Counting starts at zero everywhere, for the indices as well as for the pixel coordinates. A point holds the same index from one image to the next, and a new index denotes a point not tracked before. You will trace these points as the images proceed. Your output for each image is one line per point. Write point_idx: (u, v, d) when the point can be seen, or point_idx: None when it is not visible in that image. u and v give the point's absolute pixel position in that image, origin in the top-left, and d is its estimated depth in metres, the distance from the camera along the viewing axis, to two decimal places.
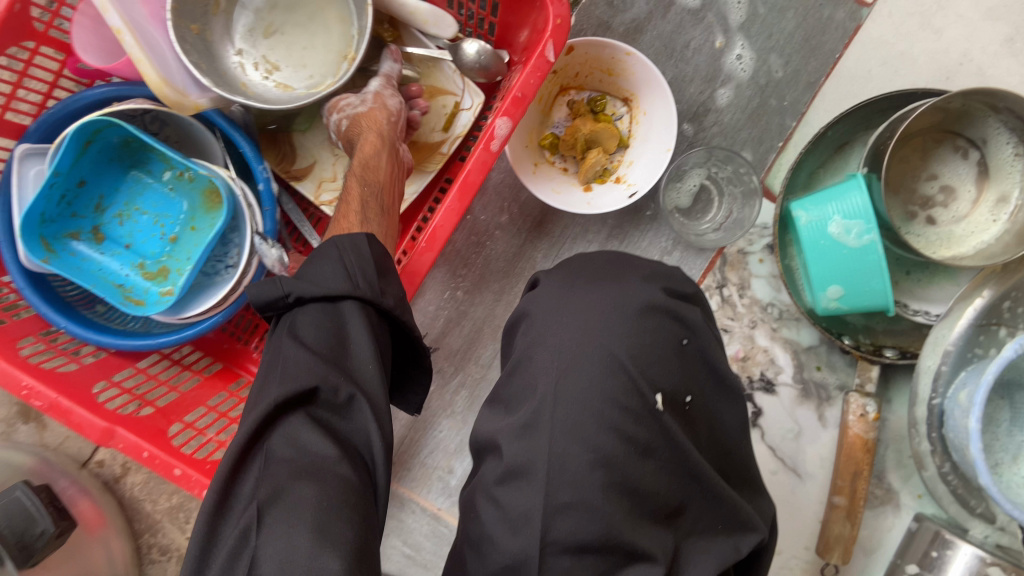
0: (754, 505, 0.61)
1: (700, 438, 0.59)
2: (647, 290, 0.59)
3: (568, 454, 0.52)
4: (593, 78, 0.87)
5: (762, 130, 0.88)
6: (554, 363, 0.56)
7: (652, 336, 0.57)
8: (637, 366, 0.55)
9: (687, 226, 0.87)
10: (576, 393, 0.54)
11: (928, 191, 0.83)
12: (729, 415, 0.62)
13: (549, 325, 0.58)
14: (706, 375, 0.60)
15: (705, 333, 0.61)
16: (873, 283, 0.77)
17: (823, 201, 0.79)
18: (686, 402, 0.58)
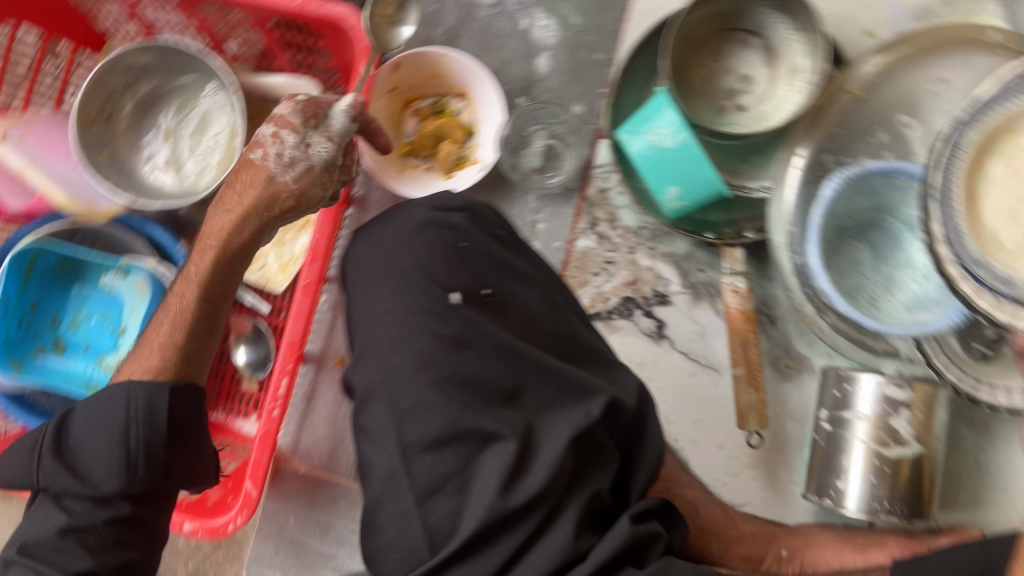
0: (606, 377, 0.71)
1: (516, 324, 0.70)
2: (420, 212, 0.73)
3: (398, 366, 0.65)
4: (425, 85, 0.99)
5: (584, 83, 0.99)
6: (368, 296, 0.70)
7: (428, 252, 0.70)
8: (430, 283, 0.68)
9: (546, 182, 0.98)
10: (382, 313, 0.68)
11: (730, 84, 0.91)
12: (536, 298, 0.72)
13: (364, 272, 0.72)
14: (499, 270, 0.71)
15: (478, 233, 0.72)
16: (702, 174, 0.86)
17: (639, 121, 0.89)
18: (486, 292, 0.70)
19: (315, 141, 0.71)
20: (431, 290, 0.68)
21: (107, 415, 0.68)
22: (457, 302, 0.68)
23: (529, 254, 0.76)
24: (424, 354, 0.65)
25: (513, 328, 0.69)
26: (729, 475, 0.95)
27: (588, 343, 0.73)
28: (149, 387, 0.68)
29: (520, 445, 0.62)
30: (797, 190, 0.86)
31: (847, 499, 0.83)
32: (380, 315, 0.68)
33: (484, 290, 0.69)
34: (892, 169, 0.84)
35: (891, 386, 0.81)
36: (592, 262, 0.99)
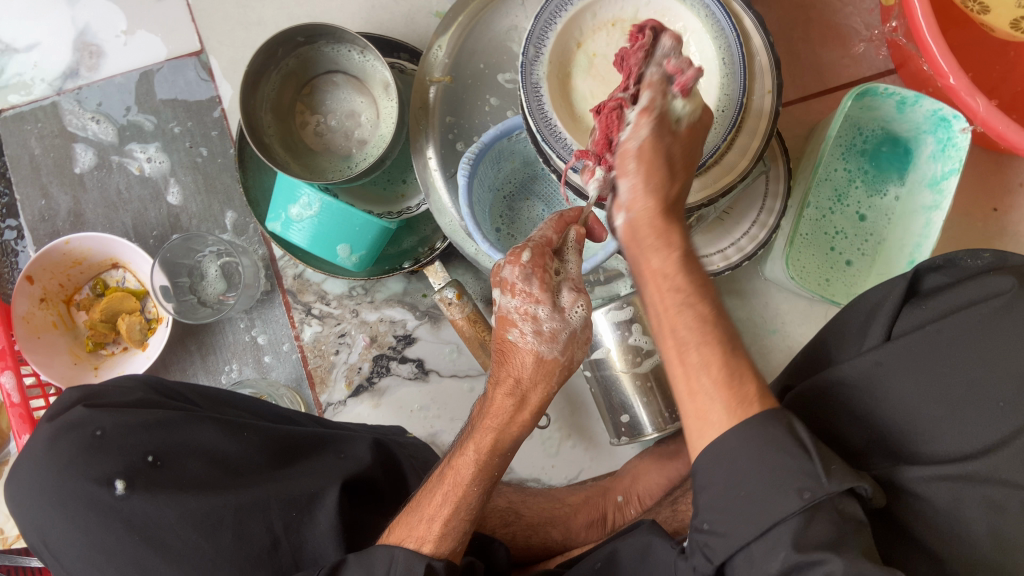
0: (327, 462, 0.68)
1: (199, 470, 0.62)
2: (57, 429, 0.62)
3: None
4: (74, 277, 0.95)
5: (221, 191, 0.96)
6: (38, 532, 0.60)
7: (66, 464, 0.60)
8: (86, 491, 0.58)
9: (244, 300, 0.94)
10: (58, 544, 0.59)
11: (340, 126, 0.91)
12: (211, 431, 0.65)
13: (33, 517, 0.60)
14: (155, 432, 0.62)
15: (107, 412, 0.63)
16: (356, 222, 0.85)
17: (277, 205, 0.86)
18: (151, 460, 0.61)
19: (567, 304, 0.60)
20: (88, 495, 0.58)
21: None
22: (126, 492, 0.58)
23: (189, 393, 0.71)
24: (125, 560, 0.57)
25: (195, 477, 0.61)
26: (552, 456, 0.96)
27: (297, 439, 0.69)
28: (403, 553, 0.56)
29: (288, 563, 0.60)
30: (447, 191, 0.87)
31: (641, 426, 0.85)
32: (70, 559, 0.59)
33: (149, 458, 0.61)
34: (504, 132, 0.82)
35: (611, 311, 0.83)
36: (327, 344, 0.97)
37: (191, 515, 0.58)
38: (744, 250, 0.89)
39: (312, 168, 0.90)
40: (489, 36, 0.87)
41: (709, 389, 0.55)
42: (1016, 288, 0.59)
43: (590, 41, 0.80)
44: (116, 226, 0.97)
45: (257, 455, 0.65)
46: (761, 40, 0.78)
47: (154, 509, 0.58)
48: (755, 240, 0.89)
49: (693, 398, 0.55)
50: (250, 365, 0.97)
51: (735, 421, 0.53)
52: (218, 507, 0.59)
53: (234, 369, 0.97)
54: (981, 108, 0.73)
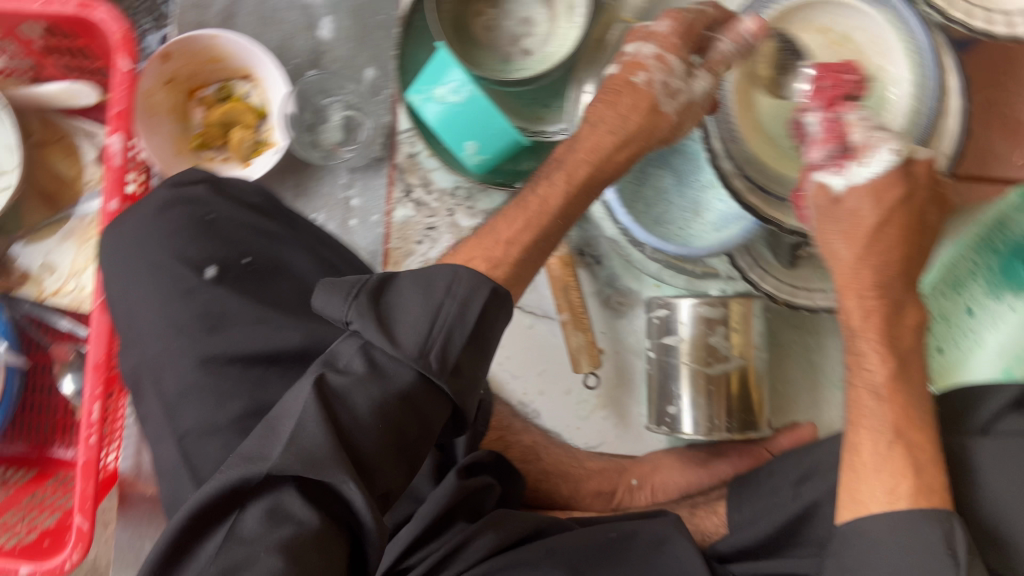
0: None
1: (285, 289, 0.61)
2: (161, 197, 0.63)
3: (166, 360, 0.57)
4: (206, 71, 0.94)
5: (373, 46, 0.95)
6: (120, 288, 0.61)
7: (173, 232, 0.61)
8: (181, 266, 0.59)
9: (348, 155, 0.95)
10: (133, 303, 0.59)
11: (512, 28, 0.89)
12: (304, 260, 0.63)
13: (115, 269, 0.62)
14: (257, 237, 0.63)
15: (225, 201, 0.63)
16: (495, 125, 0.85)
17: (427, 79, 0.86)
18: (245, 261, 0.61)
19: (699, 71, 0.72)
20: (179, 270, 0.59)
21: (405, 291, 0.53)
22: (214, 279, 0.59)
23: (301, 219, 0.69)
24: (185, 347, 0.57)
25: (278, 295, 0.61)
26: (580, 418, 0.96)
27: None
28: (467, 272, 0.53)
29: None
30: None
31: (681, 423, 0.84)
32: (138, 319, 0.59)
33: (244, 259, 0.61)
34: None
35: (703, 306, 0.82)
36: (413, 231, 0.96)
37: (263, 321, 0.58)
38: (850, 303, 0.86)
39: (469, 58, 0.88)
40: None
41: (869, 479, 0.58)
42: None
43: (793, 38, 0.78)
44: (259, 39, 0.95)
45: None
46: (959, 103, 0.72)
47: (235, 302, 0.58)
48: None
49: (853, 487, 0.59)
50: (335, 222, 0.96)
51: (896, 511, 0.55)
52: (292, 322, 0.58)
53: (319, 220, 0.96)
54: None
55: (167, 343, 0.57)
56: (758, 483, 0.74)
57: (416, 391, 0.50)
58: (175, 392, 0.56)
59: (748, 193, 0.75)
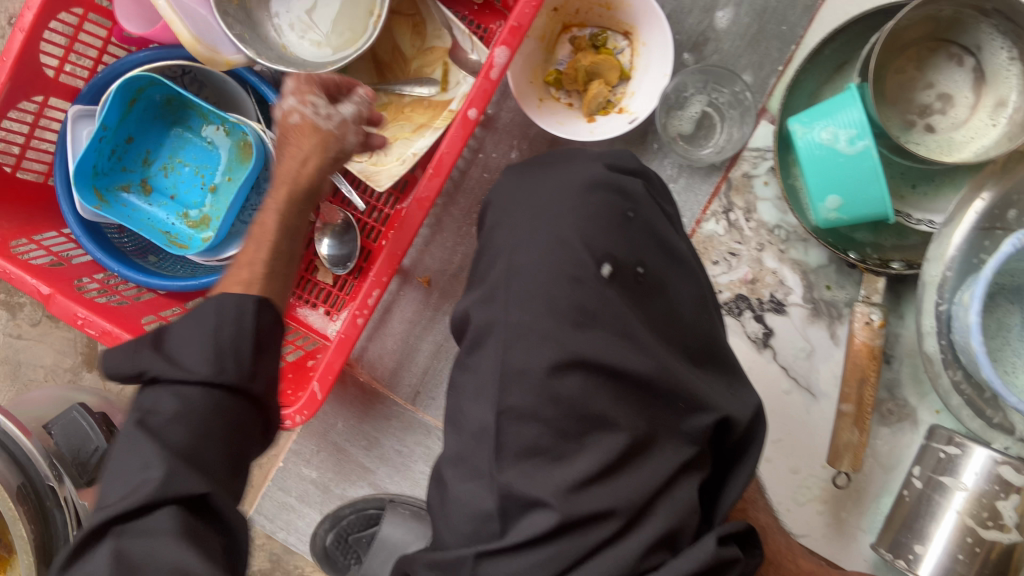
0: (730, 391, 0.65)
1: (656, 311, 0.62)
2: (589, 169, 0.64)
3: (525, 324, 0.59)
4: (592, 14, 0.90)
5: (762, 55, 0.90)
6: (512, 239, 0.63)
7: (590, 211, 0.62)
8: (584, 254, 0.60)
9: (691, 151, 0.90)
10: (522, 263, 0.61)
11: (926, 100, 0.83)
12: (686, 293, 0.64)
13: (513, 212, 0.64)
14: (655, 246, 0.63)
15: (649, 205, 0.64)
16: (870, 190, 0.79)
17: (819, 115, 0.81)
18: (639, 270, 0.62)
19: None
20: (581, 257, 0.60)
21: (180, 326, 0.55)
22: (607, 279, 0.60)
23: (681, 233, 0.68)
24: (549, 330, 0.58)
25: (649, 315, 0.62)
26: (795, 502, 0.91)
27: (721, 346, 0.66)
28: (234, 303, 0.56)
29: (630, 443, 0.58)
30: (965, 236, 0.78)
31: (922, 566, 0.78)
32: (518, 274, 0.60)
33: (640, 271, 0.61)
34: None
35: (1006, 466, 0.76)
36: (713, 249, 0.92)
37: (629, 337, 0.59)
38: None
39: None
40: None
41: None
42: None
43: None
44: None
45: (691, 336, 0.64)
46: None
47: (615, 310, 0.59)
48: None
49: None
50: None
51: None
52: (651, 353, 0.59)
53: None
54: None
55: (537, 315, 0.59)
56: None
57: (229, 404, 0.54)
58: (518, 361, 0.58)
59: None
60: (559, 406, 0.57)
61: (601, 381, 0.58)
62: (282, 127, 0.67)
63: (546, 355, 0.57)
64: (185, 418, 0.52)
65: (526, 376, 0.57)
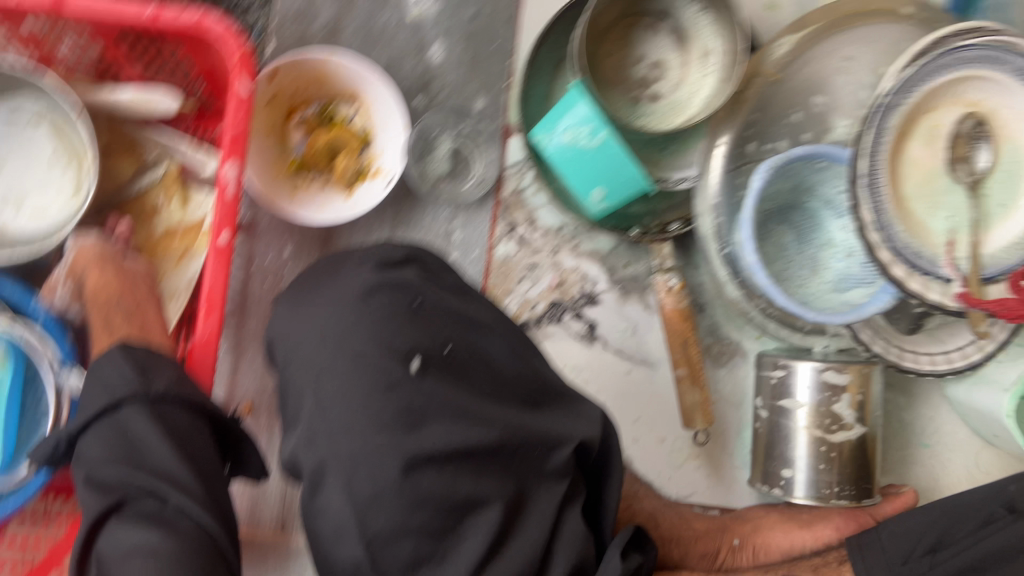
0: (576, 415, 0.63)
1: (480, 378, 0.60)
2: (360, 275, 0.60)
3: (355, 449, 0.55)
4: (310, 90, 0.88)
5: (486, 77, 0.90)
6: (310, 373, 0.58)
7: (374, 318, 0.58)
8: (387, 358, 0.56)
9: (455, 189, 0.91)
10: (330, 395, 0.56)
11: (641, 73, 0.86)
12: (501, 347, 0.63)
13: (298, 347, 0.59)
14: (454, 322, 0.61)
15: (427, 288, 0.61)
16: (626, 172, 0.82)
17: (555, 119, 0.83)
18: (447, 351, 0.59)
19: None
20: (385, 362, 0.56)
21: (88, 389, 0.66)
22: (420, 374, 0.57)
23: (467, 288, 0.66)
24: (383, 449, 0.54)
25: (473, 386, 0.59)
26: (672, 467, 0.95)
27: (551, 380, 0.64)
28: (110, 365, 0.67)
29: (504, 509, 0.56)
30: (721, 181, 0.84)
31: (795, 487, 0.84)
32: (328, 405, 0.56)
33: (448, 350, 0.59)
34: (814, 154, 0.83)
35: (828, 372, 0.82)
36: (514, 269, 0.93)
37: (462, 415, 0.56)
38: (954, 365, 0.88)
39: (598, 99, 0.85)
40: (825, 61, 0.84)
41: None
42: None
43: None
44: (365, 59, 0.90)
45: (522, 384, 0.62)
46: None
47: (439, 398, 0.56)
48: (966, 357, 0.88)
49: None
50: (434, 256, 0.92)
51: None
52: (490, 421, 0.57)
53: None
54: None
55: (366, 438, 0.55)
56: (882, 546, 0.77)
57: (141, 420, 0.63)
58: (368, 491, 0.54)
59: (890, 264, 0.73)
60: (427, 507, 0.54)
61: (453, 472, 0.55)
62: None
63: (394, 471, 0.54)
64: (105, 457, 0.61)
65: (381, 498, 0.54)
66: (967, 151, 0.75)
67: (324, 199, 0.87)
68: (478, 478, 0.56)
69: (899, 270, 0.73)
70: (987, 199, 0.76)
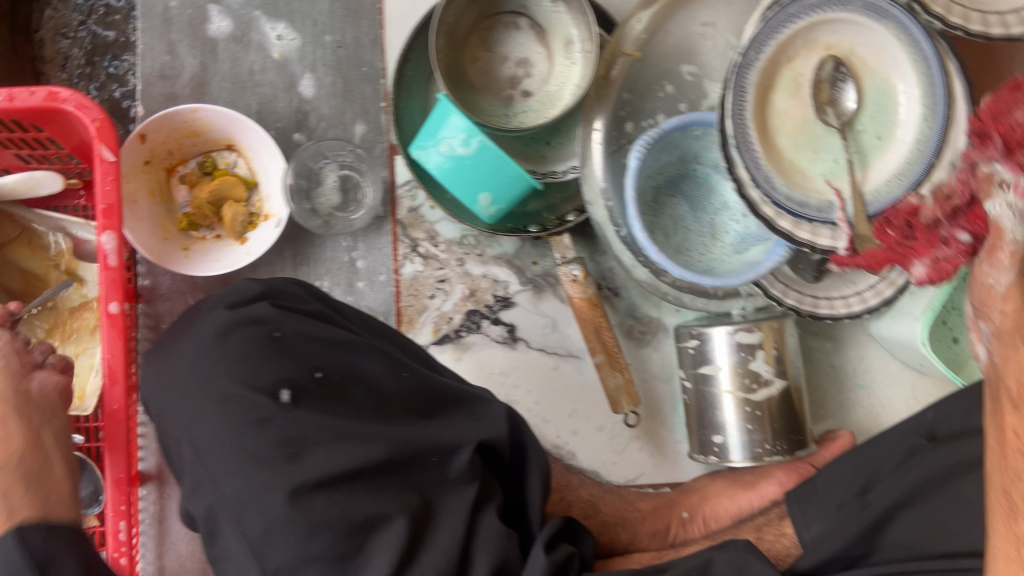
0: (470, 417, 0.64)
1: (359, 398, 0.60)
2: (220, 317, 0.61)
3: (239, 489, 0.54)
4: (186, 146, 0.88)
5: (361, 102, 0.91)
6: (182, 422, 0.58)
7: (236, 356, 0.59)
8: (253, 395, 0.57)
9: (348, 219, 0.90)
10: (205, 440, 0.56)
11: (510, 71, 0.87)
12: (380, 364, 0.62)
13: (171, 398, 0.60)
14: (325, 346, 0.61)
15: (292, 314, 0.61)
16: (508, 173, 0.81)
17: (431, 133, 0.83)
18: (320, 376, 0.59)
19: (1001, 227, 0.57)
20: (252, 400, 0.57)
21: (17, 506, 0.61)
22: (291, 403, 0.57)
23: (341, 312, 0.68)
24: (269, 483, 0.54)
25: (353, 407, 0.59)
26: (616, 453, 0.95)
27: (444, 385, 0.65)
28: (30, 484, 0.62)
29: (409, 523, 0.55)
30: (604, 166, 0.84)
31: (731, 451, 0.84)
32: (206, 449, 0.56)
33: (319, 375, 0.59)
34: (686, 124, 0.83)
35: (740, 332, 0.82)
36: (424, 286, 0.93)
37: (344, 436, 0.56)
38: (868, 303, 0.87)
39: (469, 105, 0.85)
40: (686, 25, 0.84)
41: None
42: None
43: (801, 60, 0.78)
44: (238, 105, 0.90)
45: (406, 395, 0.62)
46: (965, 111, 0.75)
47: (314, 424, 0.56)
48: (880, 295, 0.87)
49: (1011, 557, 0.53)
50: (341, 287, 0.92)
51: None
52: (373, 436, 0.57)
53: (324, 287, 0.91)
54: None
55: (248, 477, 0.54)
56: (817, 496, 0.78)
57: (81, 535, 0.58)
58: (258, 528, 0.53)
59: (776, 218, 0.77)
60: (324, 535, 0.53)
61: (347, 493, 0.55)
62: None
63: (281, 502, 0.53)
64: None
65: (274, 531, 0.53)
66: (832, 95, 0.78)
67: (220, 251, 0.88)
68: (373, 496, 0.56)
69: (785, 223, 0.77)
70: (863, 134, 0.79)
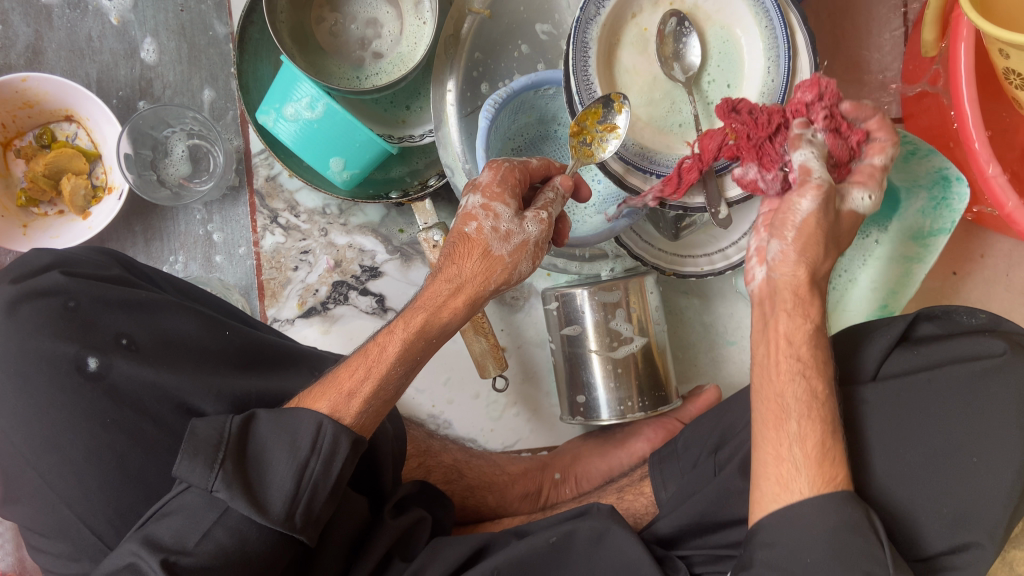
0: (292, 372, 0.67)
1: (172, 357, 0.61)
2: (8, 292, 0.60)
3: (54, 466, 0.57)
4: (20, 119, 0.84)
5: (207, 67, 0.87)
6: None
7: (33, 329, 0.59)
8: (57, 365, 0.58)
9: (195, 190, 0.86)
10: (11, 419, 0.58)
11: (359, 33, 0.84)
12: (189, 322, 0.64)
13: None
14: (125, 312, 0.62)
15: (86, 282, 0.61)
16: (358, 138, 0.79)
17: (275, 99, 0.79)
18: (124, 341, 0.60)
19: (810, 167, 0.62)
20: (56, 370, 0.58)
21: None
22: (101, 369, 0.58)
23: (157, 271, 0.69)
24: (89, 444, 0.57)
25: None
26: (493, 420, 0.94)
27: (261, 341, 0.67)
28: None
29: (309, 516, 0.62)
30: (459, 127, 0.82)
31: (598, 410, 0.84)
32: (10, 424, 0.58)
33: (123, 341, 0.60)
34: (535, 83, 0.80)
35: (599, 293, 0.82)
36: (286, 258, 0.90)
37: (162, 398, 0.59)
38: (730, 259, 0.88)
39: (318, 67, 0.83)
40: None
41: (802, 464, 0.56)
42: (1008, 353, 0.60)
43: (644, 15, 0.78)
44: (76, 75, 0.87)
45: (225, 348, 0.64)
46: (807, 61, 0.76)
47: (130, 385, 0.59)
48: None
49: (778, 466, 0.57)
50: (197, 261, 0.89)
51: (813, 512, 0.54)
52: (196, 388, 0.59)
53: (179, 262, 0.89)
54: (990, 172, 0.78)
55: (62, 451, 0.57)
56: (677, 456, 0.76)
57: None
58: (76, 487, 0.57)
59: (626, 175, 0.77)
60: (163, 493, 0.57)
61: (171, 446, 0.58)
62: (456, 225, 0.62)
63: (95, 462, 0.57)
64: None
65: (109, 484, 0.57)
66: (676, 49, 0.78)
67: (63, 226, 0.85)
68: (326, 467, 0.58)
69: (635, 179, 0.77)
70: (711, 84, 0.80)
